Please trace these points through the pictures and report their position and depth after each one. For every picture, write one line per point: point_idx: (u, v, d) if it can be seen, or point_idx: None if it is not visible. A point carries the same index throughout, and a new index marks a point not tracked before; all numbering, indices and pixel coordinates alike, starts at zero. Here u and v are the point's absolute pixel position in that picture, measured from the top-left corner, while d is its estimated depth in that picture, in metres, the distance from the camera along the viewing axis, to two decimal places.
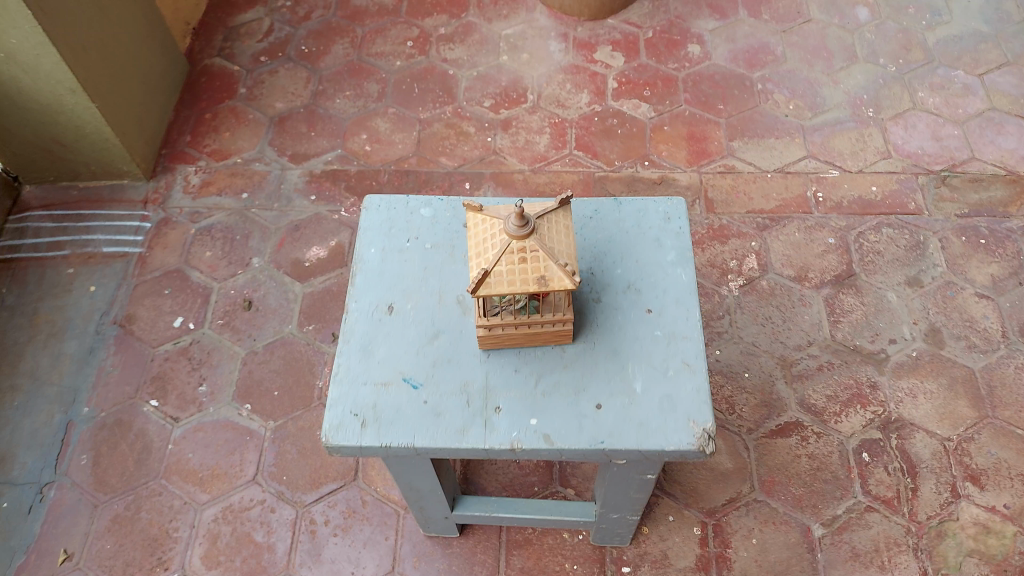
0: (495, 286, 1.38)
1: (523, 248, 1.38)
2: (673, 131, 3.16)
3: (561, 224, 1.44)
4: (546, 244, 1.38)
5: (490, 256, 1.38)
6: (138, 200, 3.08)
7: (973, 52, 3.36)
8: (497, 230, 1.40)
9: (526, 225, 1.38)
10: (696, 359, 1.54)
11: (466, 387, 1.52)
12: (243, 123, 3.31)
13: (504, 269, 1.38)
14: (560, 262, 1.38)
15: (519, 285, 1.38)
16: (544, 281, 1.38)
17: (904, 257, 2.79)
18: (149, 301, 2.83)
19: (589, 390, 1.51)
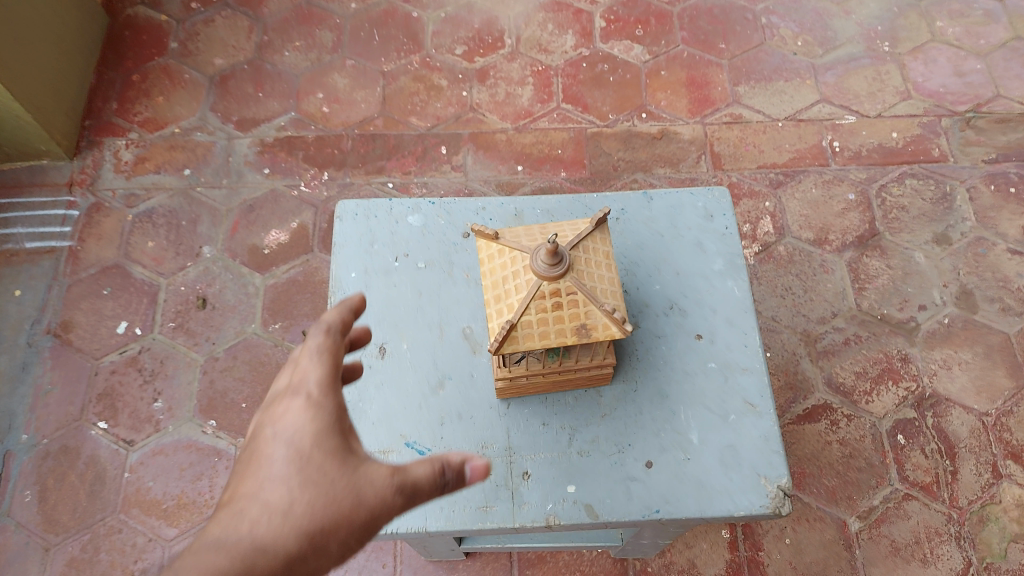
0: (525, 340, 1.17)
1: (557, 291, 1.17)
2: (671, 77, 2.82)
3: (598, 259, 1.24)
4: (585, 285, 1.18)
5: (516, 303, 1.18)
6: (62, 183, 2.66)
7: None
8: (523, 271, 1.20)
9: (560, 262, 1.17)
10: (761, 399, 1.36)
11: (483, 451, 1.33)
12: (179, 85, 2.87)
13: (535, 319, 1.17)
14: (602, 305, 1.19)
15: (554, 336, 1.18)
16: (585, 330, 1.19)
17: (931, 212, 2.55)
18: (88, 305, 2.46)
19: (634, 447, 1.32)
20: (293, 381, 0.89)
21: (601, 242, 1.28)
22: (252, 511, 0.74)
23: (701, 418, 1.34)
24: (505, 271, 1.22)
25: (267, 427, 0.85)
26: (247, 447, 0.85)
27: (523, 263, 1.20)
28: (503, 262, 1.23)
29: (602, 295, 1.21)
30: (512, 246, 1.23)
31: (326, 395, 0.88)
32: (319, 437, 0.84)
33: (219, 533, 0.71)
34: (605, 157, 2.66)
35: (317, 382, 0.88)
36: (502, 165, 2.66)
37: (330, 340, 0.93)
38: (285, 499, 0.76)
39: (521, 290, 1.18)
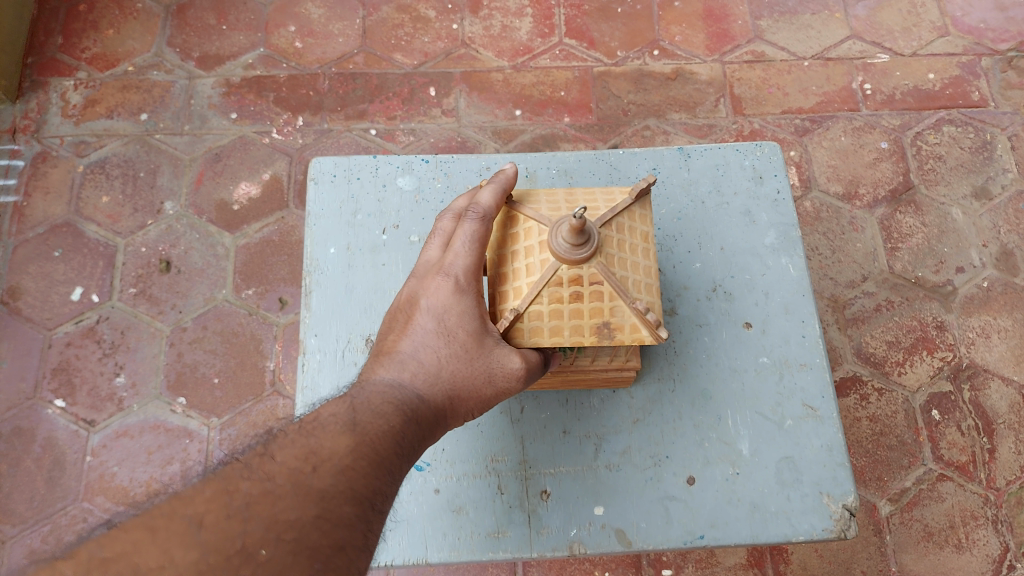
0: (531, 334, 0.95)
1: (577, 279, 0.93)
2: (686, 8, 2.53)
3: (634, 241, 0.99)
4: (613, 276, 0.93)
5: (525, 288, 0.94)
6: (3, 130, 2.35)
7: None
8: (538, 248, 0.95)
9: (585, 243, 0.91)
10: (822, 401, 1.23)
11: (493, 466, 1.20)
12: (131, 16, 2.54)
13: (546, 310, 0.94)
14: (634, 300, 0.94)
15: (569, 333, 0.94)
16: (608, 330, 0.94)
17: (970, 162, 2.32)
18: (36, 268, 2.20)
19: (672, 460, 1.20)
20: (443, 262, 1.00)
21: (640, 219, 1.01)
22: (407, 368, 0.93)
23: (752, 425, 1.21)
24: (519, 244, 0.98)
25: (420, 297, 0.99)
26: (396, 308, 1.01)
27: (539, 238, 0.96)
28: (517, 235, 0.99)
29: (636, 287, 0.96)
30: (529, 217, 0.98)
31: (471, 283, 0.98)
32: (464, 319, 0.96)
33: (388, 380, 0.90)
34: (615, 100, 2.40)
35: (468, 271, 0.99)
36: (499, 109, 2.38)
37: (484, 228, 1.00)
38: (434, 365, 0.94)
39: (534, 272, 0.94)
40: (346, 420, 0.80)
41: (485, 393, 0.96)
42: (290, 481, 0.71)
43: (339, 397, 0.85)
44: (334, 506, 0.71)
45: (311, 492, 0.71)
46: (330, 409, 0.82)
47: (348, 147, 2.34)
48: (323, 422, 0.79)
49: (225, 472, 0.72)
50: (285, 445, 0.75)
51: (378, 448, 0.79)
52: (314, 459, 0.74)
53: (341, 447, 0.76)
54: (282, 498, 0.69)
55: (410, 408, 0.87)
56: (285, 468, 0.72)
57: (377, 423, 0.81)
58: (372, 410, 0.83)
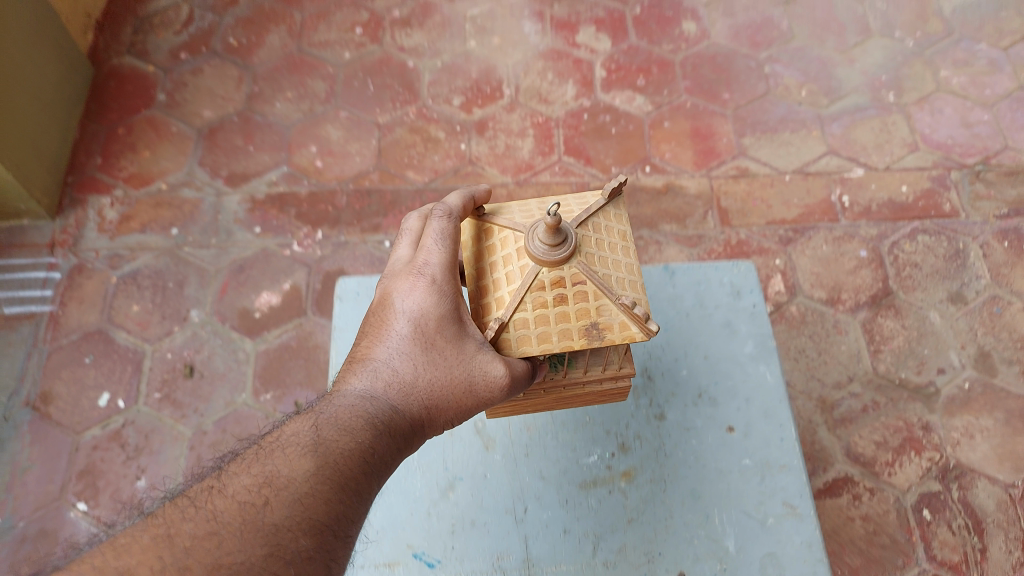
0: (518, 344, 0.99)
1: (558, 282, 0.98)
2: (675, 128, 2.76)
3: (609, 241, 1.05)
4: (595, 274, 0.99)
5: (508, 297, 1.00)
6: (43, 243, 2.54)
7: (995, 20, 2.98)
8: (517, 257, 1.01)
9: (563, 243, 0.97)
10: (801, 499, 1.31)
11: (499, 563, 1.29)
12: (166, 138, 2.77)
13: (532, 316, 0.99)
14: (617, 297, 0.98)
15: (557, 338, 0.98)
16: (597, 331, 0.98)
17: (944, 269, 2.48)
18: (68, 374, 2.34)
19: (664, 557, 1.29)
20: (416, 261, 1.08)
21: (614, 220, 1.09)
22: (383, 378, 1.00)
23: (736, 523, 1.31)
24: (496, 254, 1.05)
25: (397, 298, 1.07)
26: (373, 312, 1.09)
27: (517, 246, 1.02)
28: (497, 249, 1.05)
29: (620, 285, 1.01)
30: (506, 228, 1.05)
31: (446, 280, 1.07)
32: (443, 322, 1.04)
33: (361, 392, 0.97)
34: None
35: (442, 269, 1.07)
36: None
37: (450, 223, 1.08)
38: (409, 373, 1.02)
39: (513, 279, 1.00)
40: (310, 441, 0.87)
41: (465, 403, 1.02)
42: (238, 518, 0.79)
43: (306, 412, 0.92)
44: (286, 539, 0.79)
45: (264, 528, 0.79)
46: (294, 429, 0.89)
47: (363, 258, 2.51)
48: (285, 443, 0.87)
49: (165, 514, 0.80)
50: (240, 474, 0.83)
51: (341, 469, 0.86)
52: (269, 489, 0.82)
53: (299, 471, 0.84)
54: (225, 542, 0.77)
55: (380, 421, 0.94)
56: (237, 501, 0.80)
57: (343, 441, 0.89)
58: (339, 427, 0.90)
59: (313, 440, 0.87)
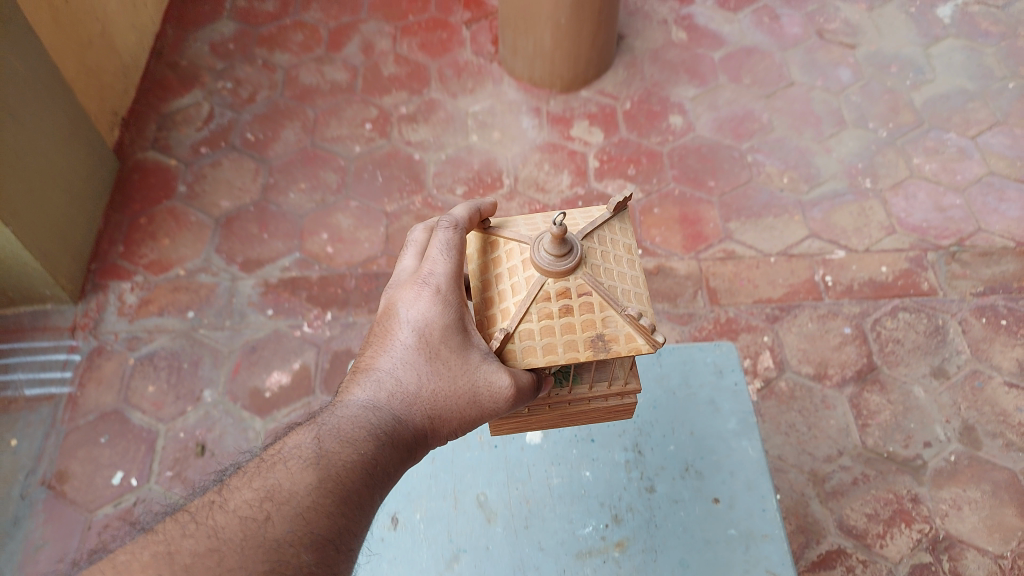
0: (525, 355, 1.09)
1: (564, 295, 1.08)
2: (665, 213, 2.92)
3: (613, 257, 1.16)
4: (600, 286, 1.08)
5: (516, 309, 1.09)
6: (64, 327, 2.67)
7: (962, 112, 3.18)
8: (524, 271, 1.12)
9: (567, 256, 1.07)
10: (783, 567, 1.38)
11: None
12: (185, 227, 2.94)
13: (538, 327, 1.08)
14: (622, 308, 1.08)
15: (563, 349, 1.08)
16: (602, 342, 1.08)
17: (926, 345, 2.59)
18: (84, 453, 2.42)
19: None
20: (422, 271, 1.20)
21: (618, 235, 1.21)
22: (389, 386, 1.11)
23: None
24: (502, 265, 1.16)
25: (403, 308, 1.18)
26: (379, 323, 1.20)
27: (524, 259, 1.13)
28: (507, 263, 1.15)
29: (625, 298, 1.11)
30: (515, 244, 1.16)
31: (449, 290, 1.18)
32: (446, 330, 1.15)
33: (364, 405, 1.06)
34: None
35: (446, 278, 1.19)
36: None
37: (456, 234, 1.21)
38: (412, 382, 1.12)
39: (520, 289, 1.11)
40: (310, 455, 0.95)
41: (466, 413, 1.12)
42: (239, 531, 0.86)
43: (306, 426, 1.01)
44: (287, 550, 0.86)
45: (264, 541, 0.86)
46: (294, 444, 0.97)
47: None
48: (287, 457, 0.95)
49: (167, 530, 0.88)
50: (244, 489, 0.91)
51: (342, 481, 0.94)
52: (271, 502, 0.89)
53: (301, 485, 0.92)
54: (225, 557, 0.84)
55: (378, 432, 1.03)
56: (238, 516, 0.88)
57: (345, 454, 0.97)
58: (341, 441, 0.99)
59: (312, 454, 0.95)
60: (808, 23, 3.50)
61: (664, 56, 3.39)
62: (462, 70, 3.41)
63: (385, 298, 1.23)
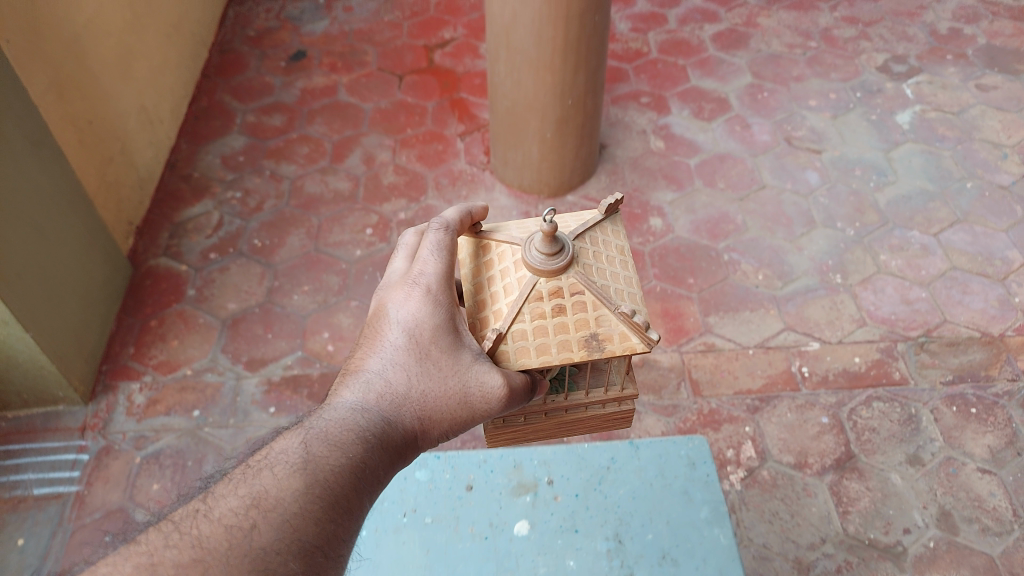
0: (521, 356, 1.23)
1: (558, 298, 1.23)
2: (648, 309, 3.10)
3: (601, 259, 1.31)
4: (592, 286, 1.24)
5: (513, 311, 1.24)
6: (74, 427, 2.78)
7: (924, 211, 3.39)
8: (516, 276, 1.26)
9: (558, 258, 1.22)
10: None
11: None
12: (193, 329, 3.10)
13: (532, 329, 1.23)
14: (612, 308, 1.24)
15: (556, 348, 1.23)
16: (595, 341, 1.23)
17: (900, 433, 2.70)
18: (88, 552, 2.49)
19: None
20: (412, 273, 1.31)
21: (607, 237, 1.36)
22: (382, 387, 1.21)
23: None
24: (494, 268, 1.32)
25: (395, 309, 1.29)
26: (369, 324, 1.31)
27: (515, 263, 1.28)
28: (502, 266, 1.30)
29: (616, 296, 1.27)
30: (509, 249, 1.31)
31: (439, 290, 1.30)
32: (437, 330, 1.27)
33: (355, 409, 1.16)
34: None
35: (436, 278, 1.30)
36: None
37: (447, 235, 1.32)
38: (404, 383, 1.23)
39: (511, 290, 1.26)
40: (297, 462, 1.04)
41: (456, 415, 1.23)
42: (227, 539, 0.94)
43: (291, 432, 1.10)
44: (274, 554, 0.94)
45: (253, 547, 0.94)
46: (279, 452, 1.06)
47: None
48: (274, 464, 1.03)
49: (150, 541, 0.94)
50: (231, 497, 0.99)
51: (328, 487, 1.03)
52: (259, 510, 0.97)
53: (289, 493, 1.00)
54: (211, 567, 0.91)
55: (366, 436, 1.13)
56: (224, 524, 0.95)
57: (332, 460, 1.06)
58: (329, 449, 1.07)
59: (299, 461, 1.04)
60: (777, 131, 3.77)
61: (643, 163, 3.65)
62: (456, 178, 3.66)
63: (375, 300, 1.34)
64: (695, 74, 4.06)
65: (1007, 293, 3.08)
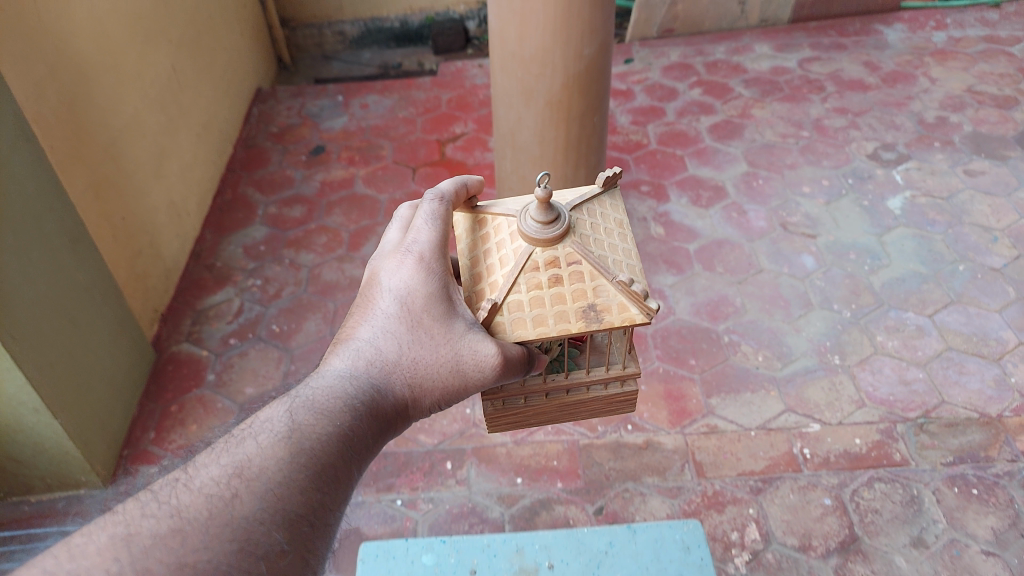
0: (520, 327, 1.33)
1: (555, 270, 1.34)
2: (651, 390, 3.18)
3: (597, 233, 1.42)
4: (588, 258, 1.34)
5: (511, 282, 1.34)
6: (94, 511, 2.87)
7: (918, 292, 3.50)
8: (512, 249, 1.37)
9: (553, 231, 1.34)
10: None
11: None
12: (212, 413, 3.21)
13: (530, 300, 1.34)
14: (609, 279, 1.34)
15: (554, 319, 1.33)
16: (592, 312, 1.33)
17: (903, 514, 2.73)
18: None
19: None
20: (406, 244, 1.41)
21: (602, 214, 1.47)
22: (375, 356, 1.31)
23: None
24: (490, 241, 1.43)
25: (388, 279, 1.39)
26: (364, 294, 1.41)
27: (512, 238, 1.39)
28: (500, 242, 1.41)
29: (613, 267, 1.37)
30: (508, 225, 1.41)
31: (430, 260, 1.39)
32: (428, 299, 1.35)
33: (345, 378, 1.25)
34: (598, 466, 2.92)
35: (429, 246, 1.40)
36: (502, 476, 2.91)
37: (442, 205, 1.43)
38: (394, 352, 1.32)
39: (508, 260, 1.37)
40: (279, 433, 1.10)
41: (445, 385, 1.32)
42: (207, 508, 0.98)
43: (277, 403, 1.17)
44: (253, 524, 0.99)
45: (234, 515, 0.99)
46: (263, 422, 1.13)
47: (377, 515, 2.81)
48: (258, 435, 1.09)
49: (128, 511, 0.98)
50: (214, 467, 1.04)
51: (312, 457, 1.09)
52: (240, 481, 1.02)
53: (270, 464, 1.05)
54: (190, 536, 0.96)
55: (351, 406, 1.20)
56: (206, 493, 1.00)
57: (317, 431, 1.13)
58: (313, 421, 1.14)
59: (282, 432, 1.10)
60: (772, 216, 3.94)
61: (644, 249, 3.81)
62: None
63: (370, 271, 1.44)
64: (692, 164, 4.27)
65: (1003, 373, 3.15)
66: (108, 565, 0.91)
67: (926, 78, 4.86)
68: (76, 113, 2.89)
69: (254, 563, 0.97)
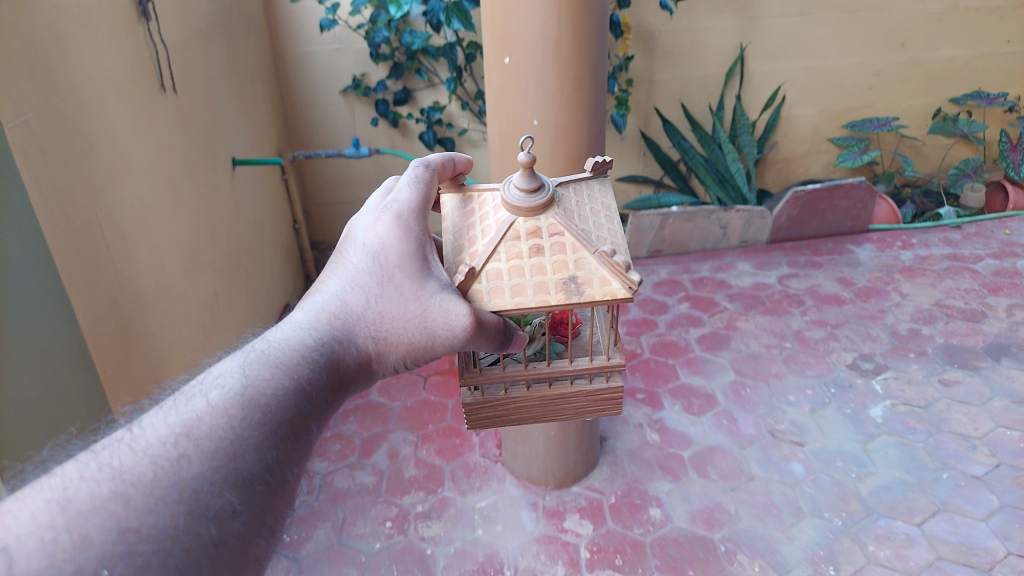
0: (501, 296, 1.71)
1: (539, 246, 1.77)
2: None
3: (580, 217, 1.86)
4: (571, 234, 1.77)
5: (498, 254, 1.75)
6: None
7: (904, 500, 3.64)
8: (493, 224, 1.82)
9: (529, 206, 1.79)
10: None
11: None
12: None
13: (513, 273, 1.74)
14: (588, 256, 1.76)
15: (534, 289, 1.72)
16: (574, 284, 1.73)
17: None
18: None
19: None
20: (383, 208, 1.67)
21: (581, 203, 1.92)
22: (343, 312, 1.53)
23: None
24: (477, 213, 1.89)
25: (363, 238, 1.63)
26: (341, 249, 1.65)
27: (494, 221, 1.82)
28: (485, 224, 1.84)
29: (594, 242, 1.79)
30: (497, 205, 1.85)
31: (407, 219, 1.65)
32: (399, 260, 1.59)
33: (305, 341, 1.40)
34: None
35: (405, 205, 1.68)
36: None
37: (428, 172, 1.79)
38: (362, 308, 1.55)
39: (490, 232, 1.80)
40: (231, 391, 1.21)
41: (409, 343, 1.55)
42: (152, 472, 1.05)
43: (232, 360, 1.30)
44: (202, 486, 1.06)
45: (182, 475, 1.06)
46: (215, 380, 1.24)
47: None
48: (209, 396, 1.19)
49: (65, 475, 1.02)
50: (161, 429, 1.11)
51: (262, 415, 1.20)
52: (185, 446, 1.10)
53: (218, 426, 1.15)
54: (131, 499, 1.01)
55: (310, 363, 1.36)
56: (150, 454, 1.07)
57: (267, 392, 1.24)
58: (263, 382, 1.25)
59: (234, 390, 1.21)
60: (761, 423, 4.17)
61: (641, 454, 4.02)
62: (471, 469, 4.03)
63: (347, 232, 1.68)
64: (684, 372, 4.59)
65: None
66: (42, 532, 0.94)
67: (896, 292, 5.30)
68: (130, 336, 3.29)
69: (204, 524, 1.03)
